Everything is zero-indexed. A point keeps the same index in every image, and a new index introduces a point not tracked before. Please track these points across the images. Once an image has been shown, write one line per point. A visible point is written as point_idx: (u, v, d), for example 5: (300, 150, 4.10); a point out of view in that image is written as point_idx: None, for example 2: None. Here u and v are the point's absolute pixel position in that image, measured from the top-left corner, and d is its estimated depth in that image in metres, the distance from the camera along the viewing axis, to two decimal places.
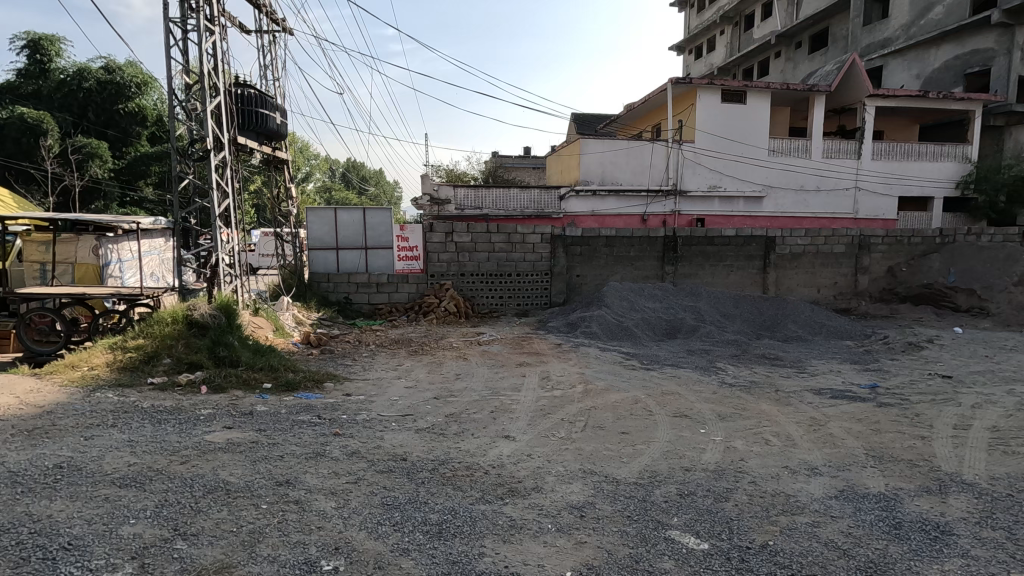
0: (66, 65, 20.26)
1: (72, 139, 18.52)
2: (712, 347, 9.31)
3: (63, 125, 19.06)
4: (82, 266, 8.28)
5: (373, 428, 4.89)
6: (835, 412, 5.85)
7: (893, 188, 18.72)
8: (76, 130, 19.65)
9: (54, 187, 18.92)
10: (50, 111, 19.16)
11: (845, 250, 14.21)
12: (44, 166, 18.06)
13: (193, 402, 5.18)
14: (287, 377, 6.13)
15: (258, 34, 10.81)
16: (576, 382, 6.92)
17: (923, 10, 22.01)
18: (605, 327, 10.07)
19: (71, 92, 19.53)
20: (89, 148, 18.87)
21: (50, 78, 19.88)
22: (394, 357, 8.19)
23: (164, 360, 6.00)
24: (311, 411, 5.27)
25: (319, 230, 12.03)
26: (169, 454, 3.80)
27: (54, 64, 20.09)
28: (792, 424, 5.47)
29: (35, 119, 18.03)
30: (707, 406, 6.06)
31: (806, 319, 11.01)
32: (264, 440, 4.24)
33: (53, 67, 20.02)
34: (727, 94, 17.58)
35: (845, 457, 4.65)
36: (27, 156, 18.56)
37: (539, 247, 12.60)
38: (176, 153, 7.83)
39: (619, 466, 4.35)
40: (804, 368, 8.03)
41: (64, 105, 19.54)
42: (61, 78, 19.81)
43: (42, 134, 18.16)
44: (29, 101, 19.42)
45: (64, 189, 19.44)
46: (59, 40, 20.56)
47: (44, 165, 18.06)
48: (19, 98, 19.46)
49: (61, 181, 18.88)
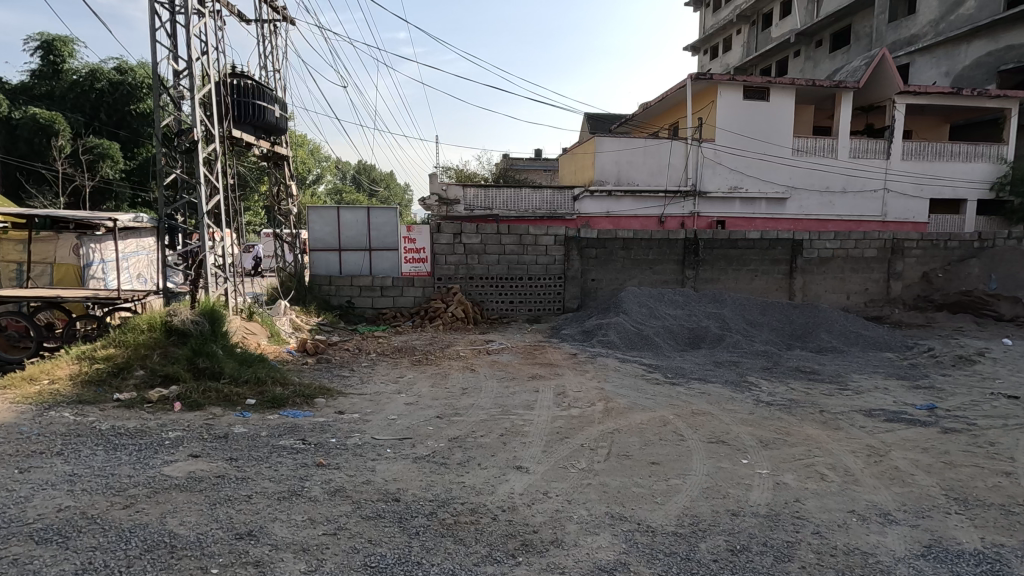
0: (79, 66, 19.81)
1: (83, 139, 18.19)
2: (741, 359, 8.60)
3: (75, 127, 18.74)
4: (61, 267, 7.70)
5: (365, 457, 4.22)
6: (895, 440, 5.09)
7: (923, 190, 17.83)
8: (87, 130, 19.31)
9: (65, 188, 18.57)
10: (63, 112, 18.83)
11: (877, 254, 13.39)
12: (55, 166, 17.74)
13: (162, 423, 4.55)
14: (273, 393, 5.50)
15: (258, 24, 10.33)
16: (595, 399, 6.22)
17: (953, 5, 21.29)
18: (623, 335, 9.36)
19: (83, 92, 19.16)
20: (100, 149, 18.59)
21: (63, 78, 19.48)
22: (394, 369, 7.51)
23: (136, 372, 5.36)
24: (295, 435, 4.64)
25: (321, 230, 11.44)
26: (110, 495, 3.14)
27: (66, 65, 19.63)
28: (848, 454, 4.75)
29: (47, 119, 17.67)
30: (745, 430, 5.34)
31: (840, 329, 10.19)
32: (232, 473, 3.58)
33: (65, 68, 19.59)
34: (749, 91, 16.83)
35: (922, 499, 3.90)
36: (39, 157, 18.25)
37: (552, 250, 11.92)
38: (160, 144, 7.01)
39: (652, 509, 3.65)
40: (847, 384, 7.26)
41: (76, 105, 19.16)
42: (74, 78, 19.43)
43: (55, 135, 17.85)
44: (42, 102, 19.14)
45: (76, 189, 19.11)
46: (71, 40, 20.09)
47: (55, 165, 17.74)
48: (32, 99, 19.18)
49: (72, 181, 18.57)
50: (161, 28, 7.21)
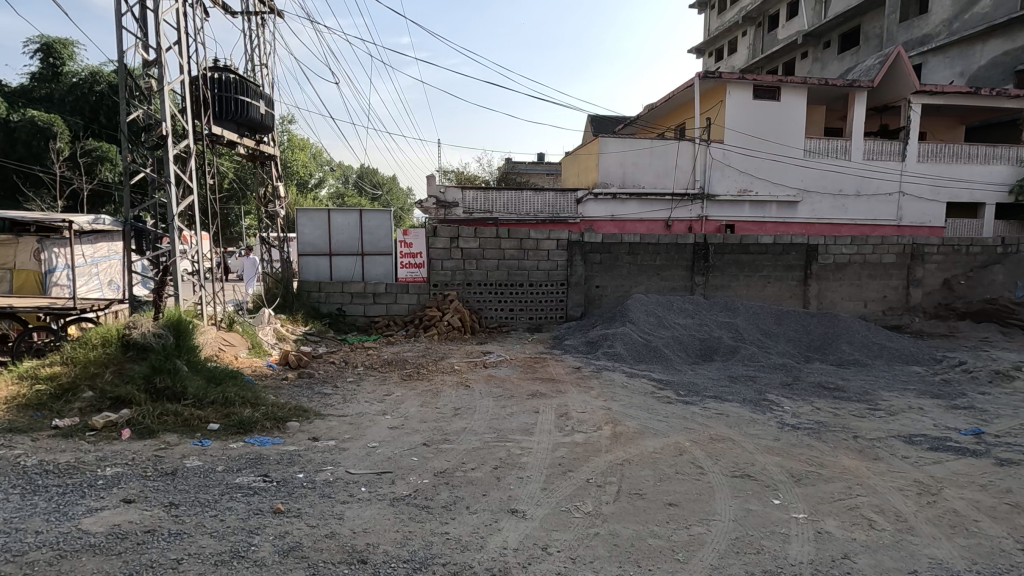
0: (80, 69, 19.39)
1: (82, 142, 17.67)
2: (758, 373, 7.96)
3: (75, 130, 18.20)
4: (21, 273, 8.14)
5: (333, 500, 3.60)
6: (946, 474, 4.45)
7: (940, 193, 17.19)
8: (87, 133, 18.84)
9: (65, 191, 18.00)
10: (62, 114, 18.36)
11: (895, 260, 12.74)
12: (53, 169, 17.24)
13: (101, 455, 3.94)
14: (240, 416, 4.92)
15: (245, 17, 9.80)
16: (601, 422, 5.60)
17: (968, 4, 20.69)
18: (630, 346, 8.73)
19: (82, 94, 18.72)
20: (99, 152, 18.12)
21: (62, 82, 19.03)
22: (381, 385, 6.88)
23: (84, 394, 4.80)
24: (258, 468, 4.04)
25: (311, 233, 10.85)
26: (2, 562, 2.54)
27: (66, 68, 19.19)
28: (895, 493, 4.12)
29: (46, 121, 17.25)
30: (773, 461, 4.71)
31: (862, 340, 9.52)
32: (164, 528, 2.96)
33: (65, 71, 19.16)
34: (759, 90, 16.21)
35: (995, 555, 3.27)
36: (38, 160, 17.79)
37: (554, 255, 11.29)
38: (125, 139, 6.36)
39: (674, 570, 3.02)
40: (877, 404, 6.62)
41: (76, 108, 18.69)
42: (73, 81, 18.95)
43: (53, 137, 17.32)
44: (41, 105, 18.69)
45: (75, 193, 18.64)
46: (72, 43, 19.70)
47: (53, 168, 17.23)
48: (31, 102, 18.76)
49: (71, 185, 18.08)
50: (130, 14, 6.62)
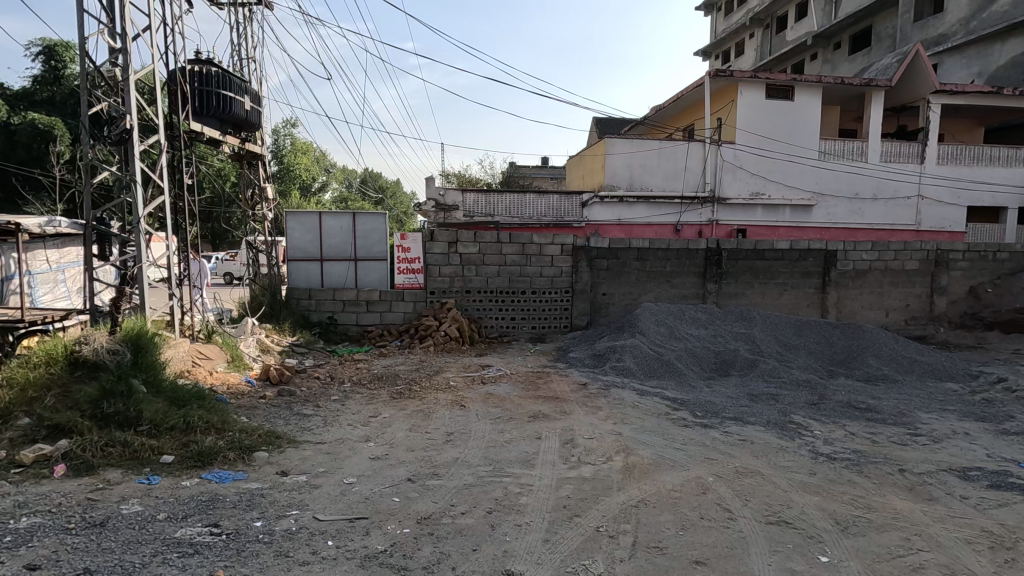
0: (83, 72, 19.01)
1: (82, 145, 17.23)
2: (780, 391, 7.30)
3: (76, 133, 17.83)
4: None
5: (289, 561, 2.97)
6: (1018, 522, 3.79)
7: (961, 197, 16.49)
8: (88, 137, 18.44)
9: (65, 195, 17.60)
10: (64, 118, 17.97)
11: (919, 266, 12.06)
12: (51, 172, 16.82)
13: (19, 501, 3.35)
14: (200, 446, 4.31)
15: (231, 8, 9.27)
16: (612, 451, 4.95)
17: (985, 2, 20.05)
18: (640, 360, 8.08)
19: None
20: None
21: (65, 84, 18.65)
22: (368, 405, 6.25)
23: (21, 421, 4.23)
24: (207, 515, 3.42)
25: (301, 238, 10.27)
26: None
27: (70, 71, 18.81)
28: (964, 547, 3.47)
29: (46, 125, 16.84)
30: (811, 502, 4.06)
31: (891, 354, 8.84)
32: None
33: (68, 74, 18.78)
34: (772, 89, 15.60)
35: None
36: (38, 163, 17.41)
37: (559, 261, 10.67)
38: (85, 133, 5.76)
39: None
40: (917, 428, 5.96)
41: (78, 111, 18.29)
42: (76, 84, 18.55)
43: (53, 141, 16.93)
44: (42, 108, 18.30)
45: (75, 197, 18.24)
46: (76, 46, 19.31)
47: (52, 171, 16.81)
48: (33, 105, 18.37)
49: (71, 189, 17.67)
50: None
